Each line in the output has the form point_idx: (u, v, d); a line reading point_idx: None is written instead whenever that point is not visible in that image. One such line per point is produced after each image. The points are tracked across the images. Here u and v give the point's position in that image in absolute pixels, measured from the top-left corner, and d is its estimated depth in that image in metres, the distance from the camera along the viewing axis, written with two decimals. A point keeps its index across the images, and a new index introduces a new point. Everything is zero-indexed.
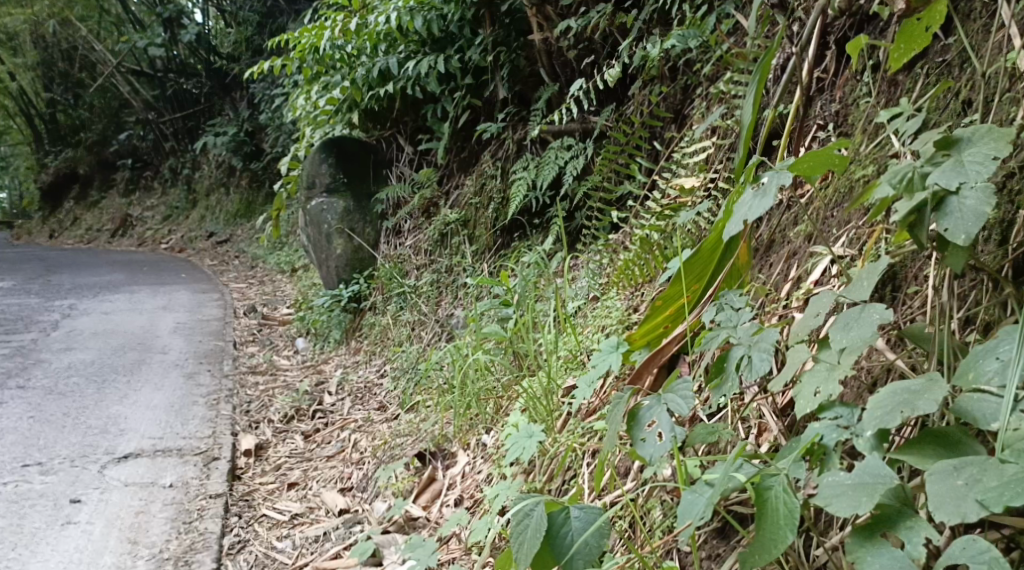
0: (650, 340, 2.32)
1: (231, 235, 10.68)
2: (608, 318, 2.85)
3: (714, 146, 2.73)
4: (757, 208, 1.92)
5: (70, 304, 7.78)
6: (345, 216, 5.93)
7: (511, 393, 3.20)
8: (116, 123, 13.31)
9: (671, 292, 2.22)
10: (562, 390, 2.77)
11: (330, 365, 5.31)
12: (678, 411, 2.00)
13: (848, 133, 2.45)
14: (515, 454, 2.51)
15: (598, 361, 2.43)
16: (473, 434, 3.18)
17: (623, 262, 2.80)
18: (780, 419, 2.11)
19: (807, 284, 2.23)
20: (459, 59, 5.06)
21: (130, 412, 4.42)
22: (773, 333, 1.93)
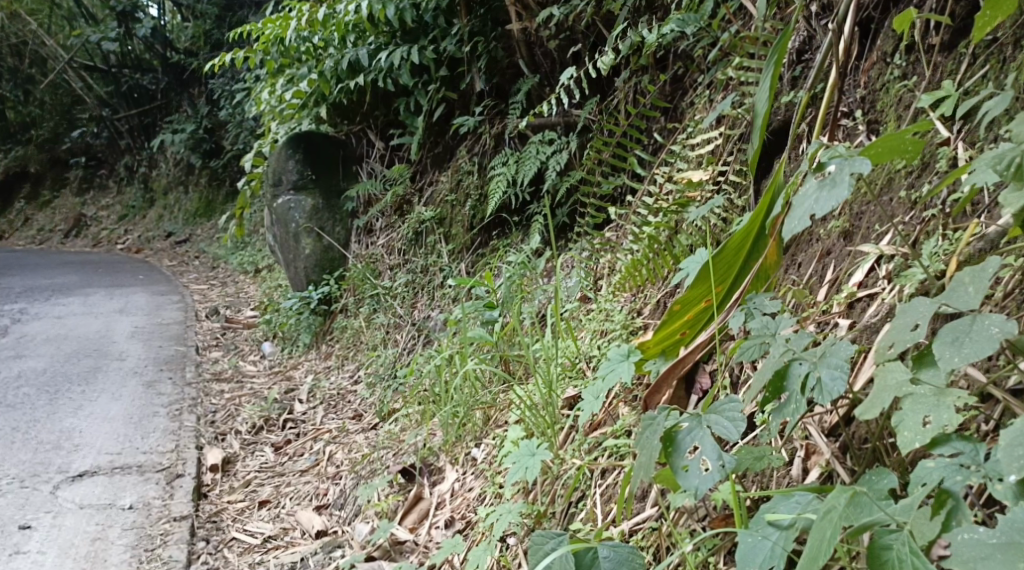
0: (666, 346, 2.18)
1: (191, 235, 10.36)
2: (610, 323, 2.68)
3: (722, 137, 2.59)
4: (830, 200, 1.78)
5: (22, 309, 7.44)
6: (314, 214, 5.71)
7: (501, 402, 3.02)
8: (69, 121, 12.91)
9: (694, 294, 2.07)
10: (563, 400, 2.62)
11: (300, 371, 5.09)
12: (727, 437, 1.83)
13: (878, 119, 2.40)
14: (517, 474, 2.32)
15: (606, 371, 2.27)
16: (461, 447, 2.99)
17: (629, 262, 2.62)
18: (830, 441, 2.00)
19: (850, 287, 2.16)
20: (433, 50, 4.86)
21: (86, 426, 4.16)
22: (842, 349, 1.78)
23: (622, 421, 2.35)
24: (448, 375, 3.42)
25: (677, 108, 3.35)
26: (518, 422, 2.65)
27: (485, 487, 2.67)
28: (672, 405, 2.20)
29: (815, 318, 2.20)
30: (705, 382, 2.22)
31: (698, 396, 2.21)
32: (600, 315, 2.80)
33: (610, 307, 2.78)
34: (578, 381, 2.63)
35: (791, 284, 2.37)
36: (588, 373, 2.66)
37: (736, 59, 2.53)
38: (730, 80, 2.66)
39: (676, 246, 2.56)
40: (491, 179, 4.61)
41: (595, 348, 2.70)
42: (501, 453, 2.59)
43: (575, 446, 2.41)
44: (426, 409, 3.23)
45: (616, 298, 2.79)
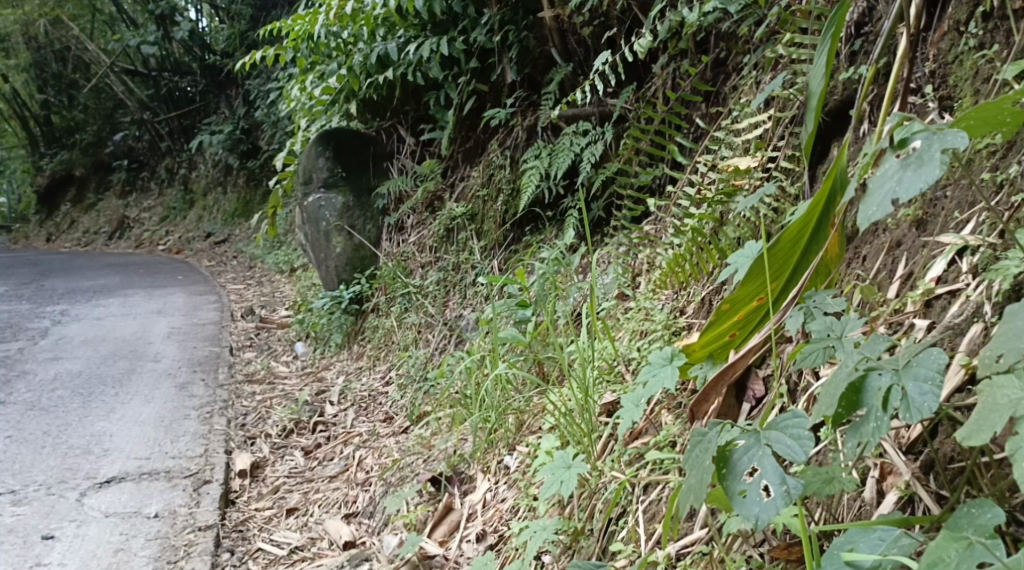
0: (714, 351, 2.06)
1: (228, 235, 10.33)
2: (651, 322, 2.51)
3: (771, 121, 2.41)
4: (917, 180, 1.62)
5: (62, 311, 7.43)
6: (344, 212, 5.55)
7: (535, 406, 2.86)
8: (110, 123, 12.97)
9: (745, 292, 1.92)
10: (601, 405, 2.46)
11: (332, 371, 4.96)
12: (793, 457, 1.69)
13: (952, 97, 2.22)
14: (553, 489, 2.17)
15: (648, 375, 2.07)
16: (494, 454, 2.84)
17: (673, 257, 2.46)
18: (911, 460, 1.84)
19: (928, 283, 1.99)
20: (463, 41, 4.71)
21: (116, 430, 4.07)
22: (933, 363, 1.63)
23: (665, 431, 2.20)
24: (481, 377, 3.27)
25: (720, 92, 3.17)
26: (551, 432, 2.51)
27: (519, 498, 2.53)
28: (722, 413, 2.06)
29: (886, 318, 2.03)
30: (758, 390, 2.06)
31: (750, 405, 2.06)
32: (638, 314, 2.65)
33: (653, 307, 2.61)
34: (617, 386, 2.46)
35: (856, 280, 2.19)
36: (627, 377, 2.50)
37: (786, 36, 2.34)
38: (781, 58, 2.47)
39: (723, 240, 2.40)
40: (524, 172, 4.46)
41: (634, 349, 2.54)
42: (534, 463, 2.45)
43: (615, 457, 2.27)
44: (458, 413, 3.08)
45: (659, 297, 2.63)
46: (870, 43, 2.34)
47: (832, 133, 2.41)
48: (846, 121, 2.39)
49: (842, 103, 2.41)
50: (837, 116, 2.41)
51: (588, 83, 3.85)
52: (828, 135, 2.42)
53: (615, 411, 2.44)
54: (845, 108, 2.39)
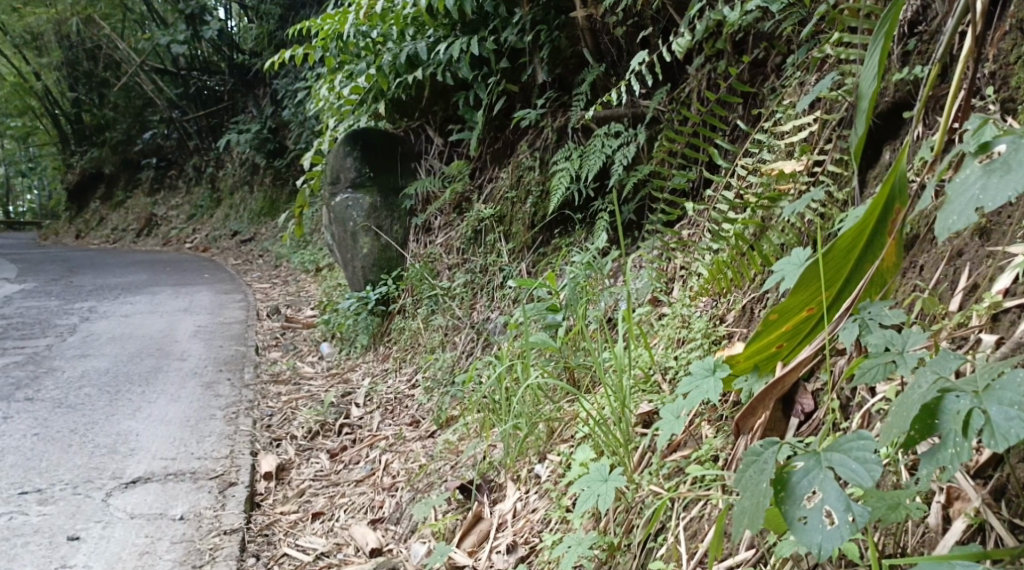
0: (758, 362, 1.99)
1: (255, 234, 10.34)
2: (689, 330, 2.47)
3: (817, 124, 2.34)
4: (1004, 189, 1.71)
5: (89, 307, 7.44)
6: (372, 212, 5.49)
7: (566, 413, 2.80)
8: (139, 122, 13.01)
9: (796, 300, 1.87)
10: (637, 416, 2.41)
11: (357, 373, 4.92)
12: (859, 482, 1.70)
13: (1013, 101, 2.14)
14: (590, 503, 2.14)
15: (691, 386, 2.10)
16: (524, 462, 2.78)
17: (714, 263, 2.40)
18: (981, 486, 1.81)
19: (994, 295, 1.91)
20: (493, 40, 4.66)
21: (142, 429, 4.05)
22: (1016, 387, 1.64)
23: (707, 445, 2.17)
24: (511, 382, 3.21)
25: (759, 93, 3.12)
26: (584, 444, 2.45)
27: (551, 509, 2.48)
28: (770, 429, 2.06)
29: (949, 332, 1.95)
30: (807, 404, 2.07)
31: (799, 419, 2.06)
32: (675, 323, 2.58)
33: (690, 315, 2.54)
34: (654, 396, 2.41)
35: (915, 291, 2.11)
36: (664, 386, 2.45)
37: (835, 36, 2.26)
38: (829, 59, 2.39)
39: (767, 247, 2.33)
40: (553, 174, 4.41)
41: (671, 358, 2.48)
42: (568, 475, 2.41)
43: (653, 470, 2.22)
44: (487, 419, 3.03)
45: (696, 305, 2.56)
46: (923, 44, 2.26)
47: (883, 136, 2.33)
48: (898, 123, 2.30)
49: (893, 105, 2.33)
50: (889, 118, 2.33)
51: (624, 83, 3.79)
52: (880, 138, 2.34)
53: (651, 422, 2.39)
54: (898, 110, 2.31)
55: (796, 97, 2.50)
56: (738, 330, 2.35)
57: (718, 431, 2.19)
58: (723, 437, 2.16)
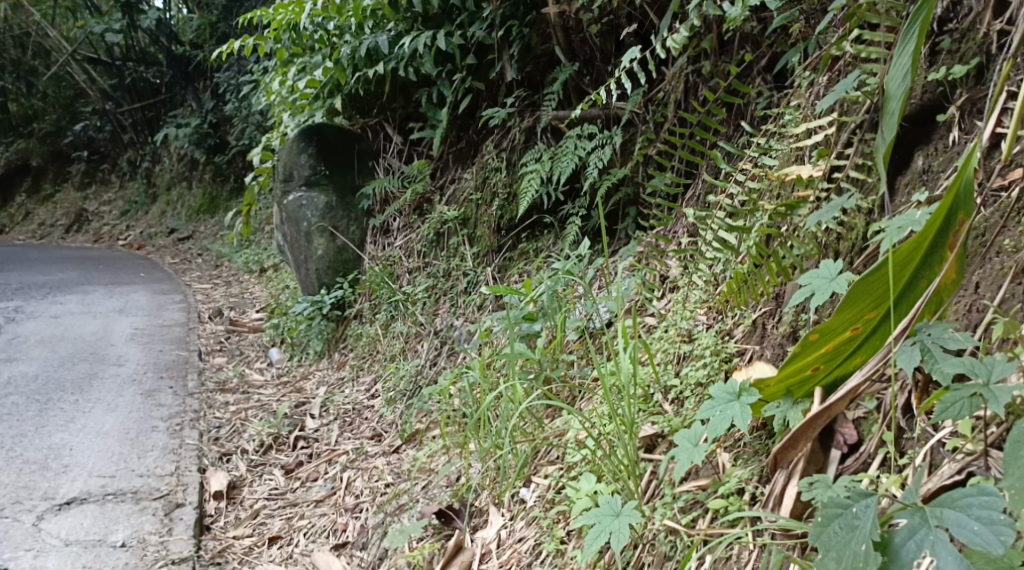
0: (793, 385, 2.07)
1: (195, 231, 9.99)
2: (694, 347, 2.47)
3: (835, 125, 2.24)
4: None
5: (17, 308, 7.05)
6: (327, 212, 5.27)
7: (549, 432, 2.66)
8: (71, 114, 12.50)
9: (841, 320, 1.94)
10: (640, 438, 2.39)
11: (311, 381, 4.70)
12: (985, 548, 1.68)
13: None
14: (601, 542, 2.12)
15: (713, 412, 2.11)
16: (502, 486, 2.62)
17: (733, 276, 2.32)
18: None
19: None
20: (460, 35, 4.48)
21: (77, 442, 3.78)
22: None
23: (732, 478, 2.15)
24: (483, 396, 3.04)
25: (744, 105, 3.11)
26: (582, 474, 2.43)
27: (542, 538, 2.37)
28: (809, 462, 2.03)
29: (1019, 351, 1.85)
30: (848, 434, 2.05)
31: (840, 449, 2.04)
32: (675, 338, 2.57)
33: (696, 332, 2.54)
34: (658, 418, 2.39)
35: (971, 306, 2.02)
36: (668, 407, 2.42)
37: (855, 31, 2.14)
38: (851, 56, 2.24)
39: (787, 257, 2.22)
40: (522, 176, 4.26)
41: (674, 378, 2.46)
42: (574, 509, 2.32)
43: (666, 503, 2.21)
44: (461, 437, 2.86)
45: (698, 322, 2.56)
46: None
47: (913, 140, 2.29)
48: (929, 126, 2.28)
49: (921, 109, 2.31)
50: (918, 121, 2.30)
51: (614, 80, 3.56)
52: (908, 142, 2.31)
53: (655, 445, 2.37)
54: (927, 113, 2.29)
55: (804, 98, 2.39)
56: (751, 346, 2.34)
57: (736, 459, 2.19)
58: (745, 466, 2.16)
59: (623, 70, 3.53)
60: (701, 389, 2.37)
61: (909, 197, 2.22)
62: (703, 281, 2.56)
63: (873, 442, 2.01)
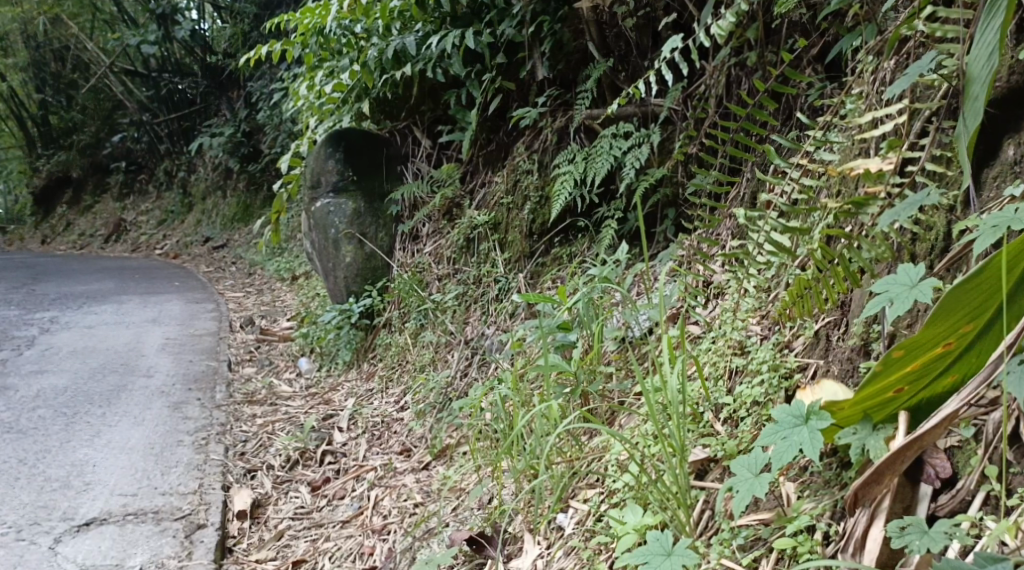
0: (871, 408, 1.91)
1: (227, 240, 9.92)
2: (749, 360, 2.35)
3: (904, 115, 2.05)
4: None
5: (51, 317, 7.01)
6: (355, 218, 5.10)
7: (589, 451, 2.49)
8: (108, 125, 12.54)
9: (933, 335, 1.78)
10: (691, 463, 2.25)
11: (340, 392, 4.55)
12: None
13: None
14: None
15: (776, 438, 1.95)
16: (539, 510, 2.46)
17: (794, 284, 2.15)
18: None
19: None
20: (490, 34, 4.33)
21: (101, 458, 3.66)
22: None
23: (803, 516, 1.99)
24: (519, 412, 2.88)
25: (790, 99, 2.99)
26: (626, 501, 2.26)
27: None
28: (896, 501, 1.87)
29: None
30: (942, 466, 1.86)
31: (931, 483, 1.86)
32: (727, 350, 2.45)
33: (750, 345, 2.40)
34: (711, 440, 2.25)
35: None
36: (720, 429, 2.29)
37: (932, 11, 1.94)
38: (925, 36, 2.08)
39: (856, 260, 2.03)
40: (555, 178, 4.10)
41: (727, 397, 2.33)
42: (621, 545, 2.14)
43: (723, 539, 2.06)
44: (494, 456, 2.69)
45: (753, 333, 2.43)
46: None
47: (1000, 127, 2.09)
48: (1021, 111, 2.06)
49: (1010, 92, 2.09)
50: (1007, 106, 2.09)
51: (653, 73, 3.35)
52: (995, 129, 2.10)
53: (707, 471, 2.23)
54: (1018, 96, 2.07)
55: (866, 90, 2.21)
56: (816, 360, 2.22)
57: (804, 490, 2.04)
58: (814, 500, 2.01)
59: (663, 61, 3.32)
60: (760, 408, 2.23)
61: (1000, 190, 2.02)
62: (753, 289, 2.48)
63: (973, 478, 1.84)
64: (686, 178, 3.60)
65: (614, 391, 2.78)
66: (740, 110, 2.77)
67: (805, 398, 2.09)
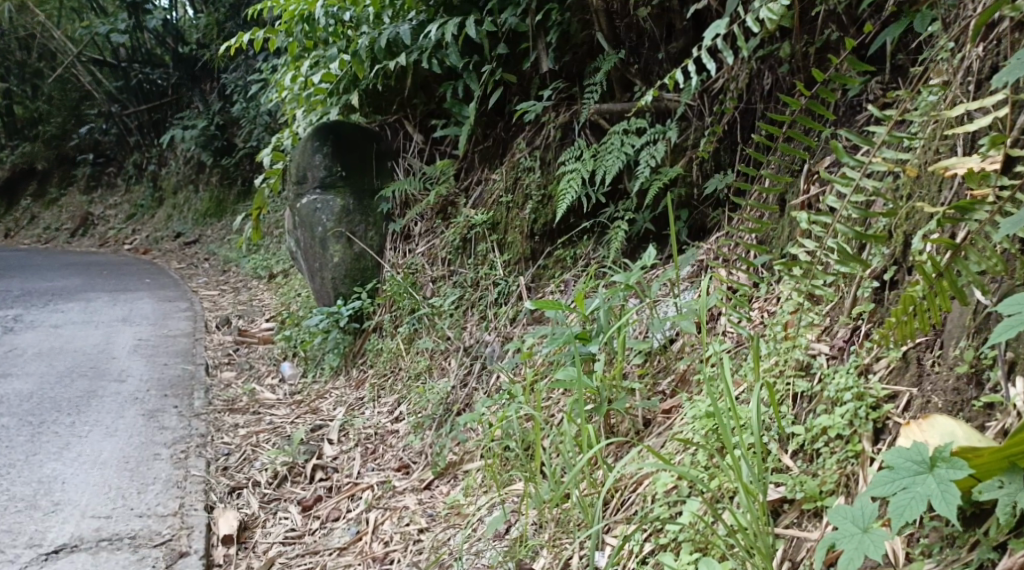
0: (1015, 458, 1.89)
1: (200, 236, 9.61)
2: (821, 385, 2.28)
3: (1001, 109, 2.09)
4: None
5: (16, 316, 6.68)
6: (344, 215, 4.81)
7: (633, 489, 2.38)
8: (76, 116, 12.12)
9: None
10: (769, 505, 2.18)
11: (327, 401, 4.29)
12: None
13: None
14: None
15: (895, 489, 1.92)
16: (574, 549, 2.31)
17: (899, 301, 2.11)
18: None
19: None
20: (491, 23, 4.10)
21: (70, 474, 3.41)
22: None
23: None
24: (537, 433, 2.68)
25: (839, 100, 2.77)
26: (681, 545, 2.16)
27: None
28: None
29: None
30: None
31: None
32: (787, 369, 2.39)
33: (815, 364, 2.33)
34: (787, 478, 2.18)
35: None
36: (793, 465, 2.22)
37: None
38: None
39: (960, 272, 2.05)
40: (560, 176, 3.88)
41: (799, 425, 2.26)
42: None
43: None
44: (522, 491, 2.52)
45: (817, 353, 2.36)
46: None
47: None
48: None
49: None
50: None
51: (691, 61, 3.09)
52: None
53: (782, 512, 2.16)
54: None
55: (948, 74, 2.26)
56: (907, 388, 2.15)
57: (914, 536, 1.99)
58: (936, 561, 1.94)
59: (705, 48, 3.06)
60: (845, 443, 2.16)
61: None
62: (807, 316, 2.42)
63: None
64: (702, 178, 3.38)
65: (641, 408, 2.59)
66: (794, 102, 2.57)
67: (912, 436, 2.02)
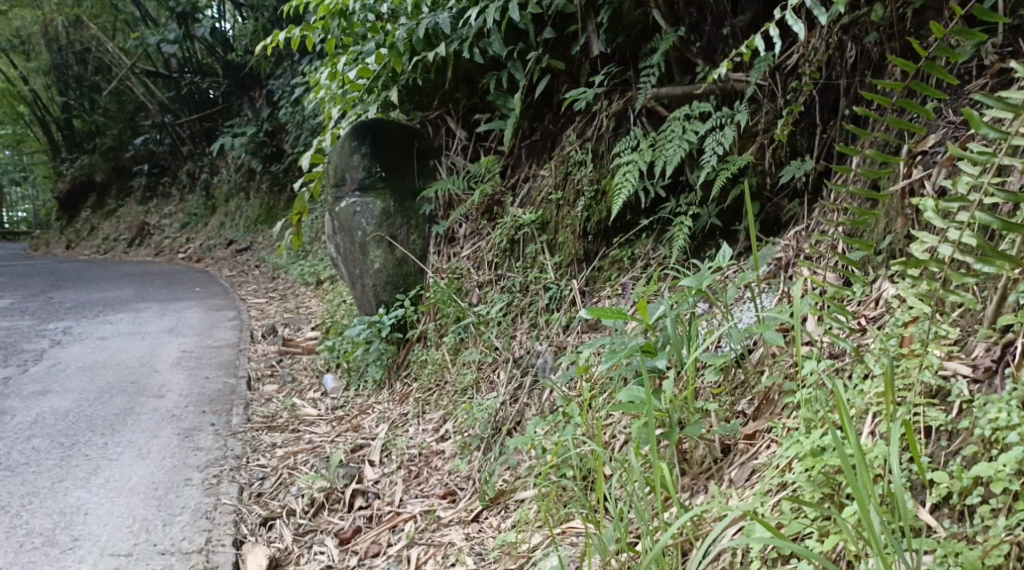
0: None
1: (251, 243, 9.44)
2: (971, 419, 2.01)
3: None
4: None
5: (65, 328, 6.52)
6: (384, 219, 4.48)
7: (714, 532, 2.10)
8: (132, 127, 12.06)
9: None
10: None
11: (370, 417, 3.99)
12: None
13: None
14: None
15: None
16: None
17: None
18: None
19: None
20: (536, 4, 3.76)
21: (95, 504, 3.15)
22: None
23: None
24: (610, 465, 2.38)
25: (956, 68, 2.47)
26: None
27: None
28: None
29: None
30: None
31: None
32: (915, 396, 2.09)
33: (954, 391, 2.07)
34: (938, 545, 1.90)
35: None
36: (945, 530, 1.93)
37: None
38: None
39: None
40: (614, 169, 3.53)
41: (949, 472, 1.98)
42: None
43: None
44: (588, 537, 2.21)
45: (955, 375, 2.10)
46: None
47: None
48: None
49: None
50: None
51: (772, 26, 2.75)
52: None
53: None
54: None
55: None
56: None
57: None
58: None
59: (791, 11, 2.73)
60: (1012, 500, 1.89)
61: None
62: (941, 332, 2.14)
63: None
64: (775, 166, 3.04)
65: (716, 433, 2.30)
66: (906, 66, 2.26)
67: None
